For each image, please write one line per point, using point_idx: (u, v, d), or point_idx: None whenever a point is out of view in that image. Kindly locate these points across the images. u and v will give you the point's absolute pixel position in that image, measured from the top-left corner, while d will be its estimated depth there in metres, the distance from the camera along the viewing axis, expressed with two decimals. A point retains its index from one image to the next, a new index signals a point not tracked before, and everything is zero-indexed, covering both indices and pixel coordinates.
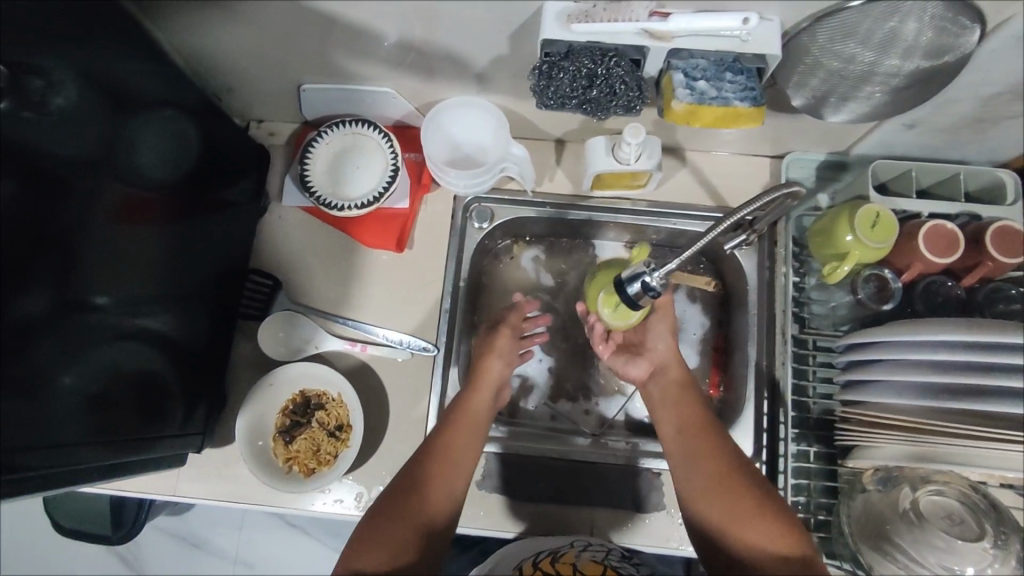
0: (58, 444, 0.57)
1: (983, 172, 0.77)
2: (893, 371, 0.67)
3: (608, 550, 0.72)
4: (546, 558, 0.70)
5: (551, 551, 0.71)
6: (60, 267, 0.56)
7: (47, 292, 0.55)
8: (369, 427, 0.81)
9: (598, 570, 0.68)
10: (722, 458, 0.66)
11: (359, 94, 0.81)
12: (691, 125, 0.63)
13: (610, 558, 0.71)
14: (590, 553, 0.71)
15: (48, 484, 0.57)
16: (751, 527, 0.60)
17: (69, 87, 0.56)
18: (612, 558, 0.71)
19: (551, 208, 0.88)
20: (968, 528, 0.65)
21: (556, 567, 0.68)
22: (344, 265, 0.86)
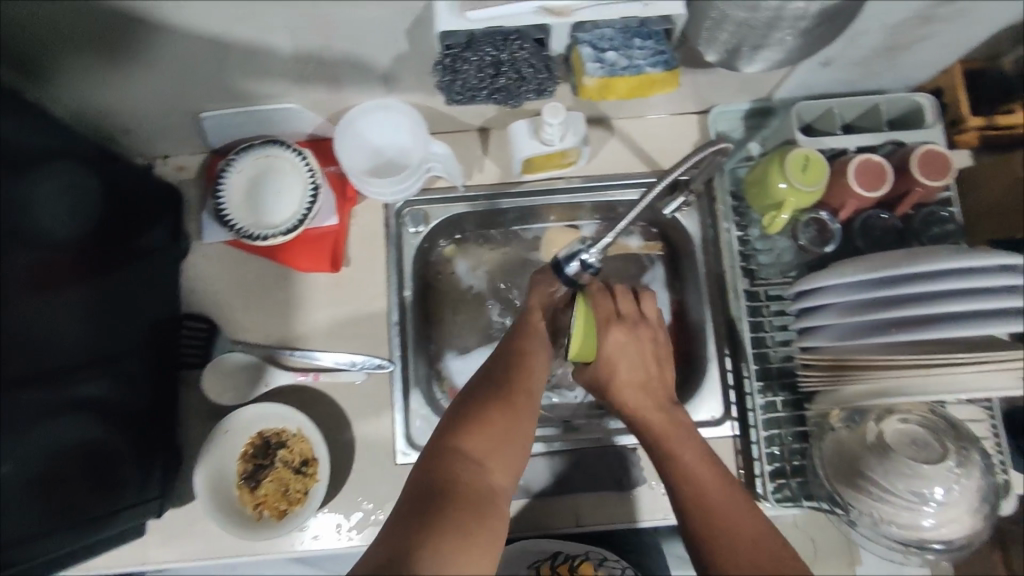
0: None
1: (900, 99, 0.77)
2: (848, 313, 0.67)
3: (623, 568, 0.86)
4: (565, 564, 0.85)
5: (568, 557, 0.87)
6: None
7: None
8: (336, 455, 0.78)
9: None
10: (742, 512, 0.56)
11: (263, 114, 0.76)
12: (607, 98, 0.62)
13: (624, 575, 0.85)
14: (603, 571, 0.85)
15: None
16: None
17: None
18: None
19: (485, 200, 0.86)
20: (933, 451, 0.66)
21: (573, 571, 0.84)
22: (280, 295, 0.82)
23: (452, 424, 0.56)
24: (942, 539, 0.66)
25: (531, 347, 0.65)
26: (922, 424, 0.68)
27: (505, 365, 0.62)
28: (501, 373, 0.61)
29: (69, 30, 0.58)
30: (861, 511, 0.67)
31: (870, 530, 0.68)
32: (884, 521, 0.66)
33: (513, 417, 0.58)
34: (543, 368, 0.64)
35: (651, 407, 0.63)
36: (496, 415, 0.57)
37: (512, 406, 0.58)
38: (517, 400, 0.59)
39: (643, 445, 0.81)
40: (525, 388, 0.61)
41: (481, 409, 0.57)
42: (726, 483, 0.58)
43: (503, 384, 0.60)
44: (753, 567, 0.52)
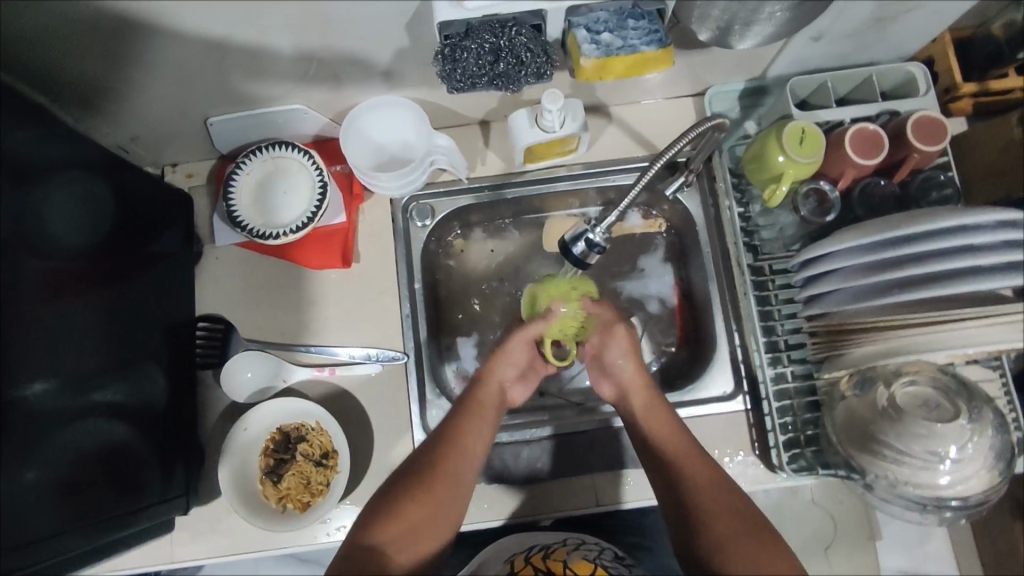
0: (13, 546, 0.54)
1: (892, 70, 0.79)
2: (850, 279, 0.67)
3: (600, 550, 0.78)
4: (539, 554, 0.77)
5: (543, 548, 0.78)
6: None
7: None
8: (354, 447, 0.80)
9: (588, 568, 0.73)
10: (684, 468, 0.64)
11: (269, 117, 0.78)
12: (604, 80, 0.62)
13: (601, 557, 0.76)
14: (580, 552, 0.78)
15: None
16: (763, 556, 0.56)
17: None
18: (603, 557, 0.77)
19: (488, 190, 0.87)
20: (945, 409, 0.67)
21: (548, 564, 0.74)
22: (293, 293, 0.84)
23: (372, 513, 0.63)
24: (959, 497, 0.66)
25: (473, 415, 0.70)
26: (934, 385, 0.68)
27: (440, 437, 0.68)
28: (433, 450, 0.67)
29: (80, 40, 0.60)
30: (877, 474, 0.68)
31: (887, 492, 0.69)
32: (902, 483, 0.67)
33: (434, 500, 0.64)
34: (483, 444, 0.69)
35: (649, 408, 0.71)
36: (414, 494, 0.63)
37: (432, 488, 0.64)
38: (438, 485, 0.64)
39: None
40: (454, 461, 0.66)
41: (400, 494, 0.64)
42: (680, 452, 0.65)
43: (430, 461, 0.66)
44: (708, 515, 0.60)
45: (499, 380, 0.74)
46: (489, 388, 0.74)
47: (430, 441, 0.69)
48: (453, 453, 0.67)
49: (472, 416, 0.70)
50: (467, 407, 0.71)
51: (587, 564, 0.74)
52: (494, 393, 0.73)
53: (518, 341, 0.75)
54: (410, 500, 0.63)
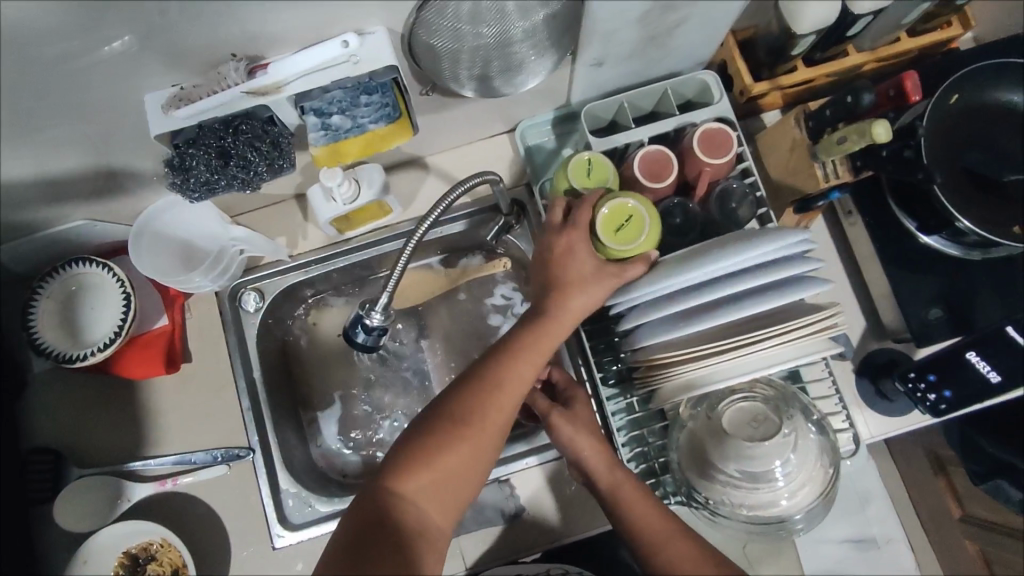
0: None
1: (685, 81, 0.78)
2: (648, 311, 0.66)
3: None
4: None
5: None
6: None
7: None
8: (212, 556, 0.77)
9: None
10: (666, 529, 0.62)
11: (57, 238, 0.74)
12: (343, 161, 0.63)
13: None
14: None
15: None
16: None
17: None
18: None
19: (316, 263, 0.85)
20: (771, 423, 0.66)
21: None
22: (127, 406, 0.81)
23: (399, 460, 0.58)
24: (793, 510, 0.66)
25: (529, 347, 0.61)
26: (763, 400, 0.68)
27: (478, 386, 0.59)
28: (469, 397, 0.59)
29: None
30: (716, 500, 0.67)
31: (729, 516, 0.68)
32: (731, 504, 0.66)
33: (473, 450, 0.58)
34: (520, 393, 0.61)
35: (616, 481, 0.65)
36: (451, 453, 0.57)
37: (466, 446, 0.58)
38: (459, 451, 0.58)
39: (519, 474, 0.80)
40: (492, 417, 0.59)
41: (431, 447, 0.57)
42: (657, 514, 0.63)
43: (462, 415, 0.58)
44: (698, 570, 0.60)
45: (576, 308, 0.63)
46: (555, 310, 0.63)
47: (468, 374, 0.61)
48: (496, 405, 0.59)
49: (513, 360, 0.61)
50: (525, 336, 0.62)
51: None
52: (558, 324, 0.63)
53: (629, 270, 0.64)
54: (450, 457, 0.57)
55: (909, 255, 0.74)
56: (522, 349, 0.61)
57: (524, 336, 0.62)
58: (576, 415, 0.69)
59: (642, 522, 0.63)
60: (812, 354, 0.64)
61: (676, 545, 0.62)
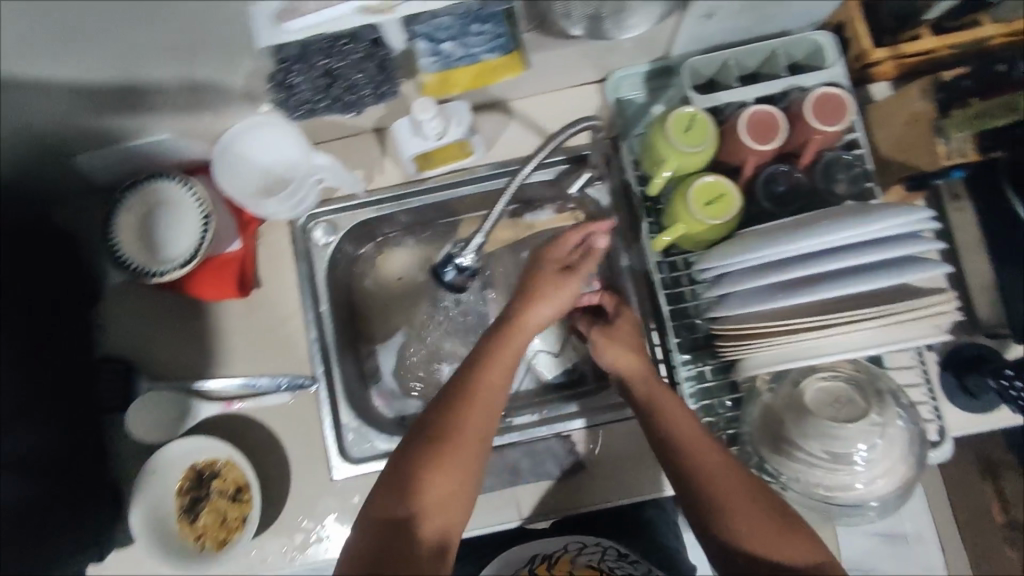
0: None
1: (798, 40, 0.72)
2: (744, 279, 0.62)
3: (602, 550, 0.85)
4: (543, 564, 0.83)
5: (547, 556, 0.84)
6: None
7: None
8: (272, 479, 0.78)
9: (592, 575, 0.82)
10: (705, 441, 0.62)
11: (141, 148, 0.74)
12: (450, 89, 0.62)
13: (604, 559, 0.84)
14: (584, 557, 0.84)
15: None
16: (787, 545, 0.57)
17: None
18: (608, 560, 0.84)
19: (389, 201, 0.83)
20: (856, 406, 0.64)
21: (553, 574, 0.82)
22: (196, 326, 0.81)
23: (383, 491, 0.58)
24: (874, 495, 0.64)
25: (506, 352, 0.63)
26: (848, 379, 0.65)
27: (456, 400, 0.61)
28: (451, 419, 0.60)
29: None
30: (789, 477, 0.66)
31: (803, 493, 0.66)
32: (809, 484, 0.65)
33: (458, 459, 0.59)
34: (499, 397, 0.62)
35: (656, 394, 0.66)
36: (443, 478, 0.58)
37: (449, 460, 0.58)
38: (444, 464, 0.58)
39: (579, 430, 0.79)
40: (478, 423, 0.60)
41: (417, 472, 0.58)
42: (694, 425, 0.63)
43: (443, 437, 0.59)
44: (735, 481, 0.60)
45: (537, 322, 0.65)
46: (516, 328, 0.64)
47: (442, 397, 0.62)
48: (473, 408, 0.60)
49: (484, 371, 0.62)
50: (495, 344, 0.64)
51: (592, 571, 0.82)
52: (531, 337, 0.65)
53: (567, 282, 0.67)
54: (439, 480, 0.58)
55: (1020, 246, 0.69)
56: (495, 354, 0.63)
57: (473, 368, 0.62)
58: (615, 335, 0.72)
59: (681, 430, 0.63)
60: (919, 341, 0.59)
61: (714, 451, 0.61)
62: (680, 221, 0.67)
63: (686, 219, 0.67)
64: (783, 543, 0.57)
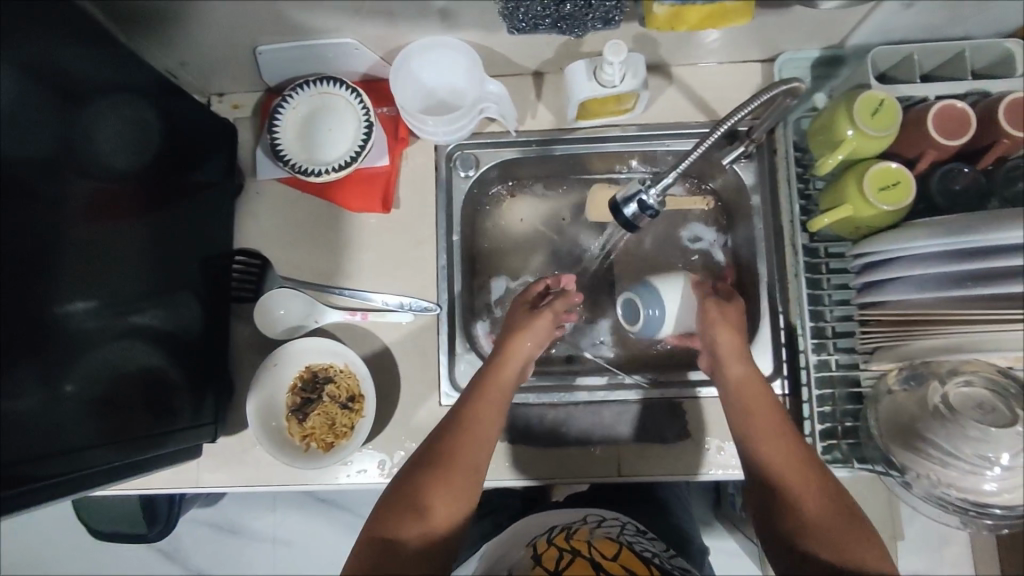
0: (19, 459, 0.50)
1: (990, 45, 0.71)
2: (914, 266, 0.65)
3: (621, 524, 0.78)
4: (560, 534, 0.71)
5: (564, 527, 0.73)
6: (37, 292, 0.54)
7: (20, 309, 0.52)
8: (382, 394, 0.80)
9: (612, 547, 0.70)
10: (769, 407, 0.66)
11: (316, 50, 0.75)
12: (677, 28, 0.60)
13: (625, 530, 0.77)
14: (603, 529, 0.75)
15: (50, 490, 0.53)
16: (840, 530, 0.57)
17: (19, 61, 0.51)
18: (626, 532, 0.76)
19: (536, 145, 0.84)
20: (1000, 414, 0.63)
21: (571, 543, 0.68)
22: (331, 233, 0.83)
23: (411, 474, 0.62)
24: (1002, 504, 0.63)
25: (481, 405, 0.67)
26: (991, 388, 0.65)
27: (443, 439, 0.64)
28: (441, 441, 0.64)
29: None
30: (919, 474, 0.65)
31: (931, 493, 0.66)
32: (943, 484, 0.64)
33: (444, 471, 0.62)
34: (483, 439, 0.65)
35: (740, 370, 0.69)
36: (421, 483, 0.61)
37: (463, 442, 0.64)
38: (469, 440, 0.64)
39: (690, 399, 0.79)
40: (461, 456, 0.63)
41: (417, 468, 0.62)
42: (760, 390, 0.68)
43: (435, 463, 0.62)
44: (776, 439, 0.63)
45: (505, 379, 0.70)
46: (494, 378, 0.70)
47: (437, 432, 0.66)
48: (466, 444, 0.64)
49: (475, 408, 0.67)
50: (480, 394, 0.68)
51: (612, 543, 0.70)
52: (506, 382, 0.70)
53: (541, 321, 0.75)
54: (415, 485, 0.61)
55: None
56: (476, 401, 0.67)
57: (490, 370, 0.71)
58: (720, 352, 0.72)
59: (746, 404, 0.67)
60: None
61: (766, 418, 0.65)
62: (850, 202, 0.68)
63: (856, 201, 0.67)
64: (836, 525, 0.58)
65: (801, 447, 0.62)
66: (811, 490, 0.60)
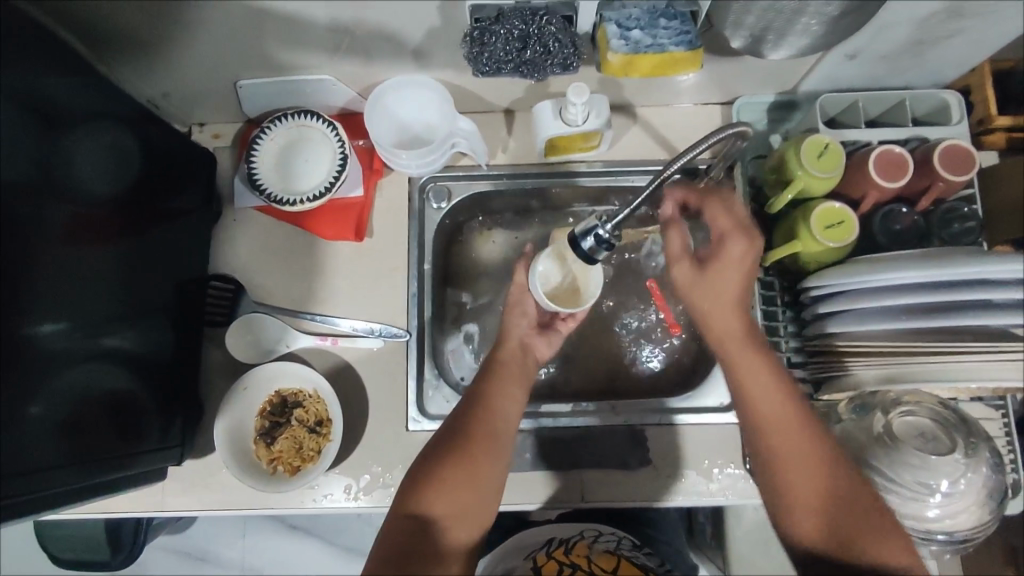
0: None
1: (928, 95, 0.77)
2: (857, 300, 0.68)
3: (619, 539, 0.83)
4: (562, 548, 0.79)
5: (564, 543, 0.80)
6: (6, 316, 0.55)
7: None
8: (351, 419, 0.81)
9: (613, 562, 0.76)
10: (795, 407, 0.60)
11: (296, 84, 0.79)
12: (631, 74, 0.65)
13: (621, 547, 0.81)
14: (603, 544, 0.81)
15: (2, 511, 0.54)
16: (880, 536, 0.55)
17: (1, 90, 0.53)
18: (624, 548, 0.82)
19: (507, 178, 0.87)
20: (941, 443, 0.67)
21: (573, 557, 0.76)
22: (307, 260, 0.85)
23: (413, 485, 0.60)
24: (946, 531, 0.66)
25: (498, 389, 0.67)
26: (933, 417, 0.68)
27: (460, 439, 0.62)
28: (455, 441, 0.62)
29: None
30: None
31: None
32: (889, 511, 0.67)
33: (469, 473, 0.60)
34: (510, 422, 0.65)
35: (738, 338, 0.62)
36: (445, 492, 0.59)
37: (471, 459, 0.61)
38: (469, 461, 0.61)
39: (652, 426, 0.81)
40: (480, 453, 0.61)
41: (432, 476, 0.60)
42: (787, 398, 0.60)
43: (452, 459, 0.60)
44: (808, 463, 0.58)
45: (510, 350, 0.72)
46: (513, 350, 0.72)
47: (448, 427, 0.64)
48: (487, 436, 0.62)
49: (495, 390, 0.67)
50: (491, 383, 0.67)
51: (612, 557, 0.77)
52: (513, 360, 0.71)
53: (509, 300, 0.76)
54: (440, 497, 0.58)
55: None
56: (492, 387, 0.67)
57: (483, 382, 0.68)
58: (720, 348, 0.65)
59: (769, 407, 0.60)
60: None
61: (797, 423, 0.59)
62: (800, 238, 0.71)
63: (805, 236, 0.71)
64: (811, 519, 0.58)
65: (834, 467, 0.58)
66: (807, 521, 0.58)
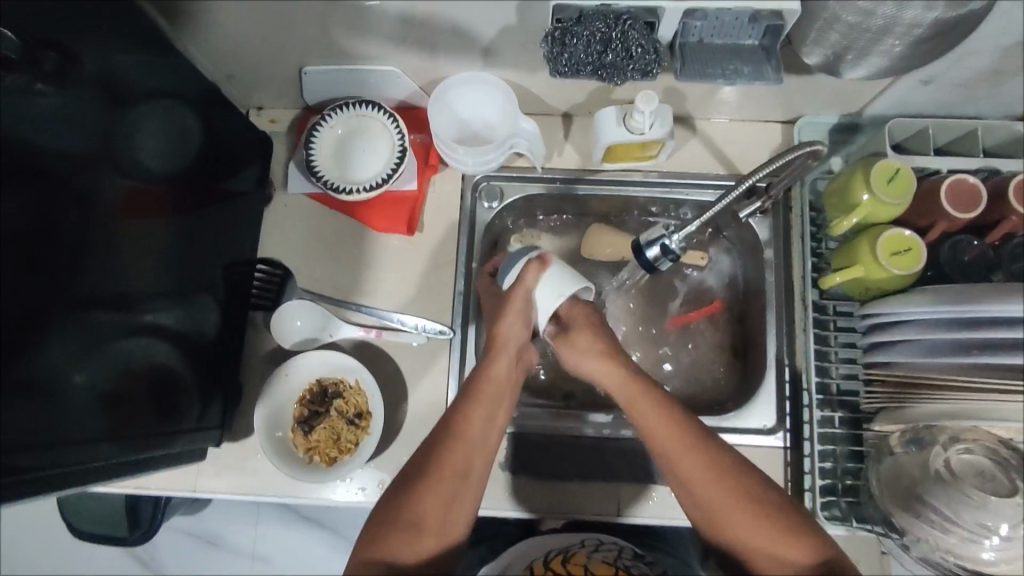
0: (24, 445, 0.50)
1: (1001, 126, 0.75)
2: (926, 330, 0.66)
3: (620, 548, 0.78)
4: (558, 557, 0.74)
5: (562, 552, 0.75)
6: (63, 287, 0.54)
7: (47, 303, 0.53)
8: (388, 413, 0.80)
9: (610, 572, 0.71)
10: (717, 451, 0.62)
11: (359, 74, 0.79)
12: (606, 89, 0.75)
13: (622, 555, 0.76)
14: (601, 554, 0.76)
15: (43, 483, 0.53)
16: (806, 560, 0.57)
17: (76, 61, 0.53)
18: (624, 557, 0.76)
19: (560, 182, 0.86)
20: (999, 485, 0.65)
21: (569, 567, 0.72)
22: (355, 251, 0.85)
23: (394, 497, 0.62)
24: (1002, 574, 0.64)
25: (471, 410, 0.66)
26: (992, 457, 0.66)
27: (438, 451, 0.63)
28: (437, 456, 0.63)
29: None
30: (918, 537, 0.66)
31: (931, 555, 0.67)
32: (942, 549, 0.65)
33: (442, 489, 0.62)
34: (481, 441, 0.65)
35: (656, 414, 0.64)
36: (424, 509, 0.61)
37: (441, 475, 0.62)
38: (432, 501, 0.61)
39: None
40: (454, 469, 0.63)
41: (407, 490, 0.62)
42: (690, 435, 0.63)
43: (429, 474, 0.62)
44: (723, 482, 0.60)
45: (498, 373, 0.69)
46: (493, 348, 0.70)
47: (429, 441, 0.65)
48: (460, 451, 0.63)
49: (468, 409, 0.66)
50: (470, 401, 0.67)
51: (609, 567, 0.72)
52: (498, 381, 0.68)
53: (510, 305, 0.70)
54: (416, 508, 0.61)
55: None
56: (469, 407, 0.66)
57: (463, 405, 0.66)
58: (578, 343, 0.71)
59: (672, 449, 0.63)
60: None
61: (715, 467, 0.61)
62: (865, 264, 0.70)
63: (868, 261, 0.70)
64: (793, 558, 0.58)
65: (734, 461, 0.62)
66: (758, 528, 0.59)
